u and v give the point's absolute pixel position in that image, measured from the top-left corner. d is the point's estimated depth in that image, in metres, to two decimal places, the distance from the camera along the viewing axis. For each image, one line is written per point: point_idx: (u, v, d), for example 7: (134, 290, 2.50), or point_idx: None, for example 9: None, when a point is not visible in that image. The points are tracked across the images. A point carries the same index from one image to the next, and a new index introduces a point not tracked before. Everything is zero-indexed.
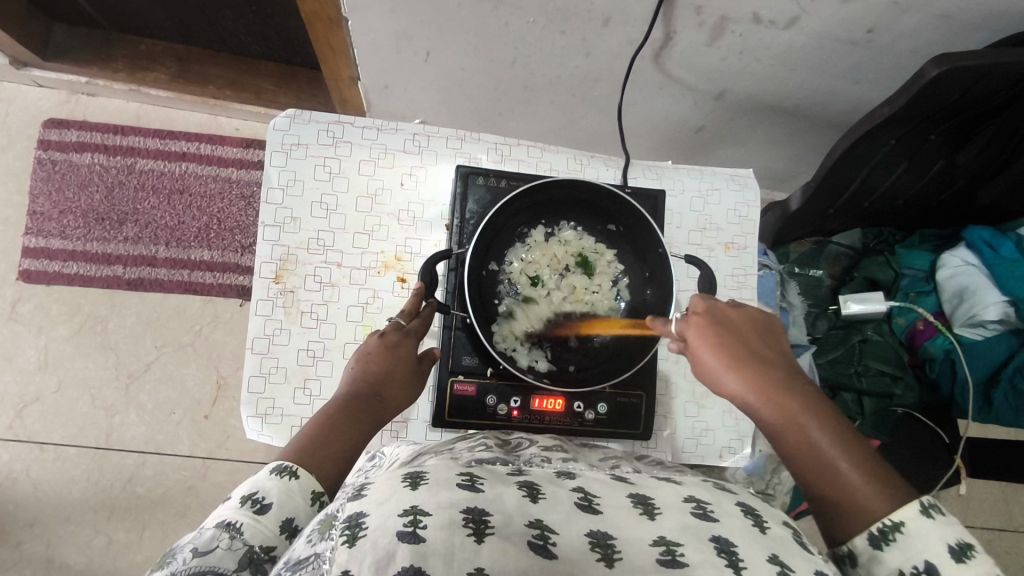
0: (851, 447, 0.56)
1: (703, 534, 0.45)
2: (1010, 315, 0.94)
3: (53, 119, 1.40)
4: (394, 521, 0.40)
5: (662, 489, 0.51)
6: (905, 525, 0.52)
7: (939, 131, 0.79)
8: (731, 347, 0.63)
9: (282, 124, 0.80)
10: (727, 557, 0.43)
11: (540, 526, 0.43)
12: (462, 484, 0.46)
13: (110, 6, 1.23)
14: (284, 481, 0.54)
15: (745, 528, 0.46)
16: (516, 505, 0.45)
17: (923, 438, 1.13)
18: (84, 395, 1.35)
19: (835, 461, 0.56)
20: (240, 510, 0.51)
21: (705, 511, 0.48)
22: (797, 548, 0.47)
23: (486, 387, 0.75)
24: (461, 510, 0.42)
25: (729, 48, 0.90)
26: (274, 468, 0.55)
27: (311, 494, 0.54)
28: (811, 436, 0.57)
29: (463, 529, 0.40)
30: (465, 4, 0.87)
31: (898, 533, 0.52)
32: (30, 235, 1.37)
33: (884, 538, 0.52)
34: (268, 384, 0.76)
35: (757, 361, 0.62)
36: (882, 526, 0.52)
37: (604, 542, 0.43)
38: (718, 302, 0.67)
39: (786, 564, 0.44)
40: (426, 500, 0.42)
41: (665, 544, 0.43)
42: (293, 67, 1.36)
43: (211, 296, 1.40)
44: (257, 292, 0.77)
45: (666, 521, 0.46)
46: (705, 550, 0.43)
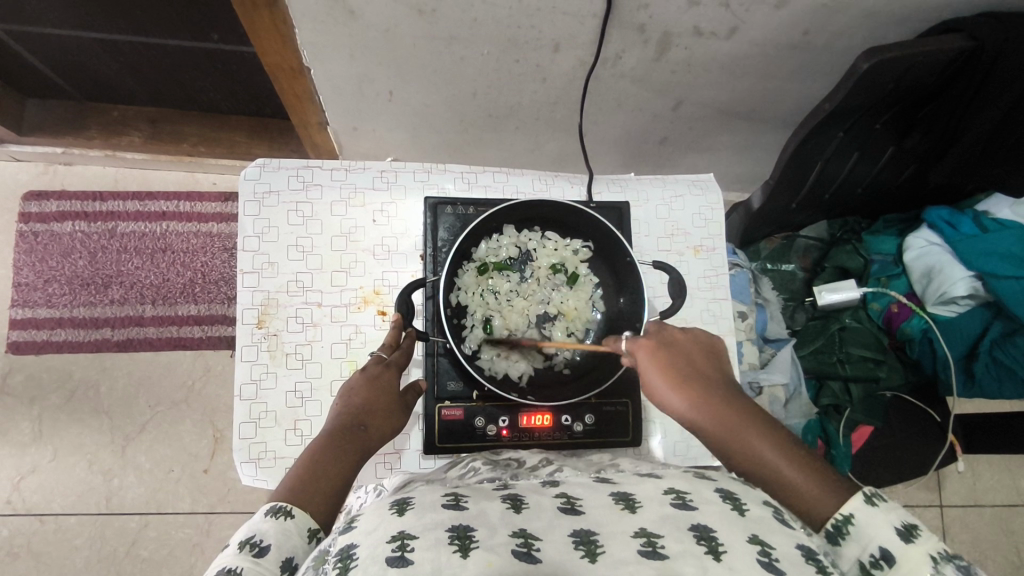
0: (790, 454, 0.57)
1: (683, 523, 0.46)
2: (978, 289, 0.96)
3: (32, 192, 1.42)
4: (385, 548, 0.42)
5: (644, 484, 0.53)
6: (855, 517, 0.54)
7: (883, 120, 0.83)
8: (682, 370, 0.64)
9: (253, 173, 0.82)
10: (706, 542, 0.44)
11: (524, 535, 0.45)
12: (446, 505, 0.49)
13: (82, 77, 1.26)
14: (279, 520, 0.55)
15: (722, 513, 0.48)
16: (499, 518, 0.47)
17: (916, 419, 1.14)
18: (80, 461, 1.34)
19: (784, 474, 0.56)
20: (239, 555, 0.52)
21: (683, 500, 0.50)
22: (778, 526, 0.48)
23: (473, 409, 0.76)
24: (447, 529, 0.45)
25: (676, 61, 0.94)
26: (268, 509, 0.56)
27: (307, 531, 0.56)
28: (761, 456, 0.58)
29: (450, 546, 0.42)
30: (420, 43, 0.91)
31: (850, 525, 0.54)
32: (17, 307, 1.39)
33: (839, 534, 0.54)
34: (259, 428, 0.77)
35: (698, 386, 0.63)
36: (835, 521, 0.54)
37: (588, 539, 0.45)
38: (669, 328, 0.68)
39: (765, 541, 0.46)
40: (413, 524, 0.45)
41: (646, 535, 0.45)
42: (264, 119, 1.39)
43: (201, 350, 1.41)
44: (241, 339, 0.79)
45: (646, 513, 0.48)
46: (683, 538, 0.45)
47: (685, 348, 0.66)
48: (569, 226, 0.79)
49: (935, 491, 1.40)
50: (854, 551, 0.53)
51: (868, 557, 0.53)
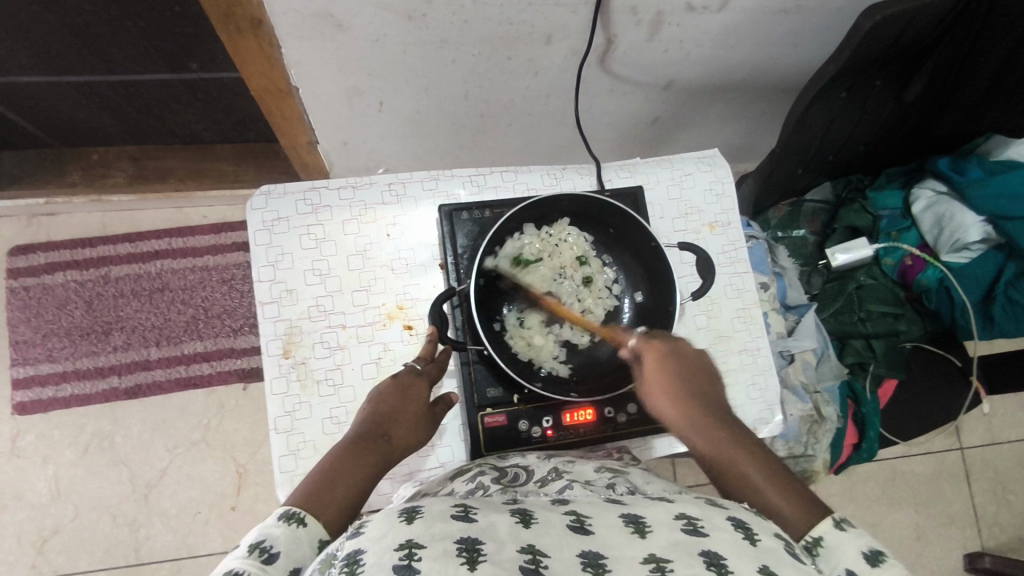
0: (772, 475, 0.58)
1: (692, 549, 0.45)
2: (990, 233, 0.98)
3: (18, 246, 1.38)
4: (390, 556, 0.41)
5: (654, 507, 0.51)
6: (824, 539, 0.53)
7: (883, 77, 0.83)
8: (680, 388, 0.67)
9: (260, 202, 0.80)
10: (716, 569, 0.43)
11: (533, 551, 0.44)
12: (456, 516, 0.47)
13: (57, 124, 1.23)
14: (292, 527, 0.53)
15: (735, 542, 0.47)
16: (509, 532, 0.46)
17: (938, 366, 1.16)
18: (104, 515, 1.31)
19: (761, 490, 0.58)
20: (247, 559, 0.49)
21: (695, 526, 0.48)
22: (787, 557, 0.48)
23: (516, 413, 0.75)
24: (456, 540, 0.43)
25: (668, 40, 0.93)
26: (282, 514, 0.54)
27: (318, 542, 0.54)
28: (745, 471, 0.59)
29: (457, 558, 0.42)
30: (410, 50, 0.89)
31: (820, 545, 0.53)
32: (17, 366, 1.35)
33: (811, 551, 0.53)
34: (300, 460, 0.75)
35: (694, 402, 0.66)
36: (806, 541, 0.54)
37: (597, 561, 0.44)
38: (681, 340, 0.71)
39: (776, 574, 0.45)
40: (421, 533, 0.43)
41: (656, 561, 0.44)
42: (249, 144, 1.36)
43: (213, 386, 1.38)
44: (269, 372, 0.77)
45: (657, 539, 0.47)
46: (694, 564, 0.44)
47: (688, 361, 0.69)
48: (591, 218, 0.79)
49: (957, 435, 1.42)
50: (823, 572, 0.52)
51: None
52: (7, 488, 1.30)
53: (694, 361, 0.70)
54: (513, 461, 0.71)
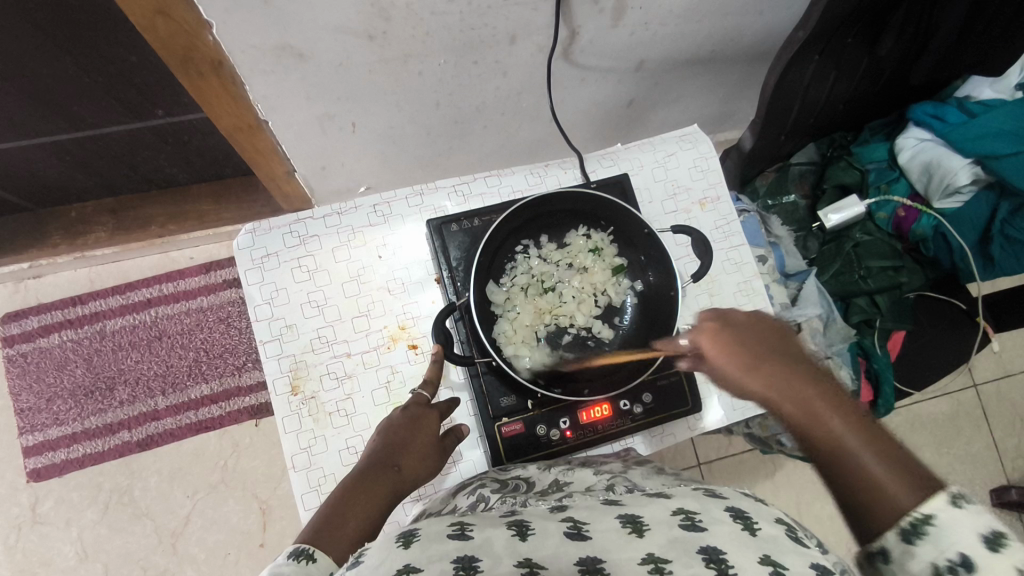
0: (870, 437, 0.53)
1: (691, 547, 0.46)
2: (981, 174, 0.96)
3: (8, 313, 1.37)
4: None
5: (652, 505, 0.52)
6: (936, 517, 0.47)
7: (854, 33, 0.81)
8: (748, 349, 0.62)
9: (246, 241, 0.79)
10: (716, 565, 0.43)
11: (529, 564, 0.44)
12: (451, 535, 0.47)
13: (29, 186, 1.21)
14: (302, 564, 0.50)
15: (734, 533, 0.48)
16: (505, 546, 0.46)
17: (944, 311, 1.15)
18: (134, 570, 1.31)
19: (854, 452, 0.52)
20: None
21: (693, 521, 0.49)
22: (788, 543, 0.48)
23: (532, 419, 0.75)
24: (452, 561, 0.44)
25: (633, 24, 0.92)
26: (289, 552, 0.50)
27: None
28: (830, 426, 0.54)
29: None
30: (375, 68, 0.88)
31: (930, 525, 0.47)
32: (25, 434, 1.33)
33: (915, 532, 0.47)
34: (322, 495, 0.75)
35: (774, 362, 0.60)
36: (911, 518, 0.47)
37: (594, 566, 0.44)
38: (730, 311, 0.66)
39: (778, 562, 0.45)
40: (418, 557, 0.43)
41: (654, 561, 0.44)
42: (225, 180, 1.33)
43: (225, 427, 1.38)
44: (279, 411, 0.76)
45: (655, 537, 0.47)
46: (692, 562, 0.44)
47: (757, 333, 0.63)
48: (584, 213, 0.78)
49: (968, 374, 1.43)
50: (929, 553, 0.46)
51: (945, 562, 0.46)
52: (34, 556, 1.30)
53: (758, 328, 0.63)
54: (536, 471, 0.71)
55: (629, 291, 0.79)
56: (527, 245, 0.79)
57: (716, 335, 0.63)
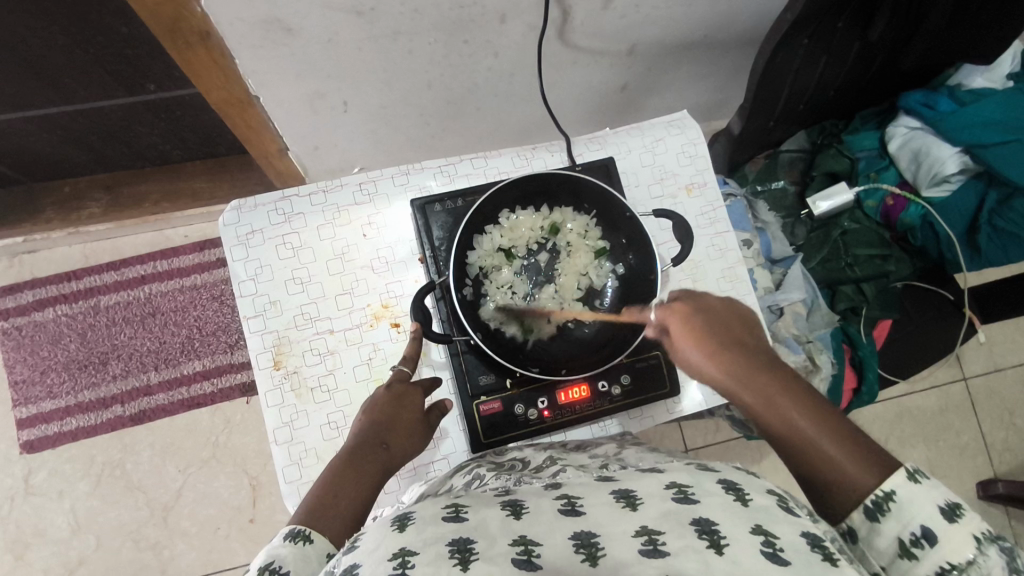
0: (821, 421, 0.56)
1: (684, 518, 0.46)
2: (968, 163, 0.97)
3: (4, 287, 1.38)
4: (385, 567, 0.41)
5: (645, 479, 0.52)
6: (895, 494, 0.52)
7: (844, 17, 0.81)
8: (716, 339, 0.64)
9: (232, 217, 0.80)
10: (708, 536, 0.44)
11: (524, 543, 0.44)
12: (447, 517, 0.47)
13: (24, 159, 1.21)
14: (298, 545, 0.53)
15: (726, 504, 0.48)
16: (499, 527, 0.46)
17: (930, 302, 1.15)
18: (126, 542, 1.33)
19: (813, 437, 0.55)
20: None
21: (686, 494, 0.49)
22: (781, 513, 0.48)
23: (511, 398, 0.76)
24: (448, 542, 0.44)
25: (624, 6, 0.92)
26: (287, 532, 0.53)
27: (327, 556, 0.54)
28: (789, 414, 0.57)
29: (449, 560, 0.42)
30: (364, 46, 0.88)
31: (890, 501, 0.52)
32: (20, 406, 1.35)
33: (879, 510, 0.52)
34: (304, 468, 0.76)
35: (739, 354, 0.62)
36: (875, 497, 0.52)
37: (589, 541, 0.44)
38: (704, 295, 0.68)
39: (770, 531, 0.45)
40: (414, 540, 0.43)
41: (648, 533, 0.44)
42: (219, 158, 1.34)
43: (217, 403, 1.39)
44: (262, 384, 0.77)
45: (648, 510, 0.47)
46: (685, 534, 0.44)
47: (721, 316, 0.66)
48: (567, 196, 0.78)
49: (958, 366, 1.43)
50: (893, 529, 0.51)
51: (909, 536, 0.51)
52: (27, 526, 1.32)
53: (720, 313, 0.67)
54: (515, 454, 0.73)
55: (609, 273, 0.79)
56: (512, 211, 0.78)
57: (683, 319, 0.65)
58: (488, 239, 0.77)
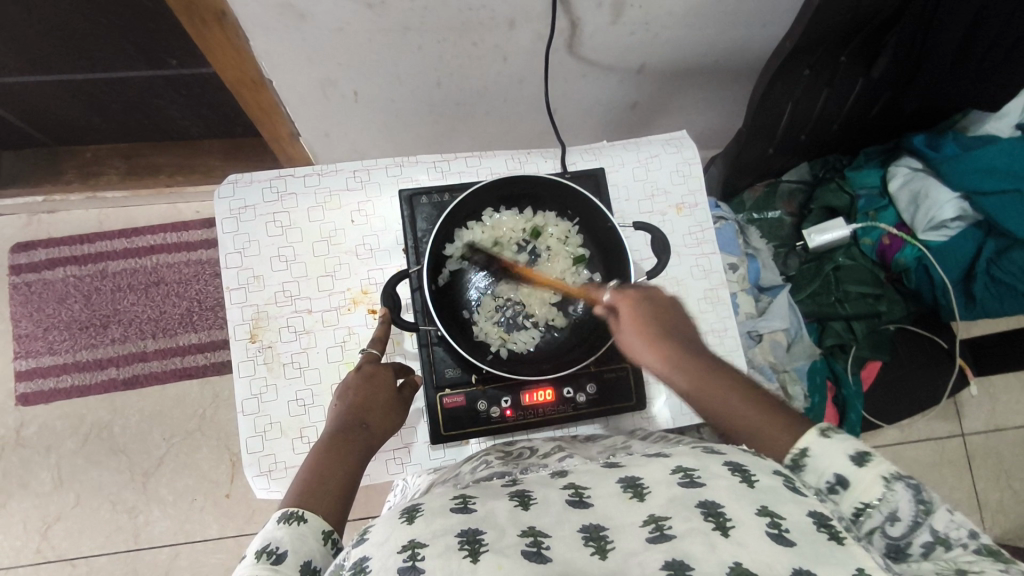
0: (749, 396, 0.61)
1: (690, 502, 0.46)
2: (967, 210, 0.97)
3: (20, 243, 1.43)
4: (395, 559, 0.42)
5: (650, 465, 0.51)
6: (810, 449, 0.56)
7: (847, 53, 0.82)
8: (650, 324, 0.67)
9: (226, 191, 0.82)
10: (714, 519, 0.44)
11: (533, 534, 0.45)
12: (454, 508, 0.47)
13: (50, 122, 1.26)
14: (292, 525, 0.55)
15: (732, 485, 0.47)
16: (508, 517, 0.46)
17: (923, 348, 1.13)
18: (104, 502, 1.35)
19: (739, 411, 0.60)
20: (257, 565, 0.51)
21: (691, 478, 0.48)
22: (788, 493, 0.47)
23: (474, 394, 0.77)
24: (456, 534, 0.44)
25: (633, 22, 0.93)
26: (280, 516, 0.56)
27: (322, 534, 0.56)
28: (722, 392, 0.61)
29: (459, 552, 0.42)
30: (374, 38, 0.90)
31: (806, 457, 0.56)
32: (20, 358, 1.40)
33: (798, 465, 0.56)
34: (267, 441, 0.78)
35: (671, 336, 0.66)
36: (793, 456, 0.56)
37: (597, 534, 0.44)
38: (653, 288, 0.70)
39: (775, 512, 0.45)
40: (423, 531, 0.44)
41: (655, 521, 0.45)
42: (236, 139, 1.37)
43: (207, 377, 1.42)
44: (237, 355, 0.79)
45: (655, 499, 0.47)
46: (691, 516, 0.44)
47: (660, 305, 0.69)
48: (551, 201, 0.79)
49: (956, 421, 1.39)
50: (812, 480, 0.55)
51: (825, 485, 0.55)
52: (12, 476, 1.35)
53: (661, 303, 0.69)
54: (480, 449, 0.74)
55: (586, 283, 0.80)
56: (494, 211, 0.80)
57: (632, 305, 0.68)
58: (470, 235, 0.78)
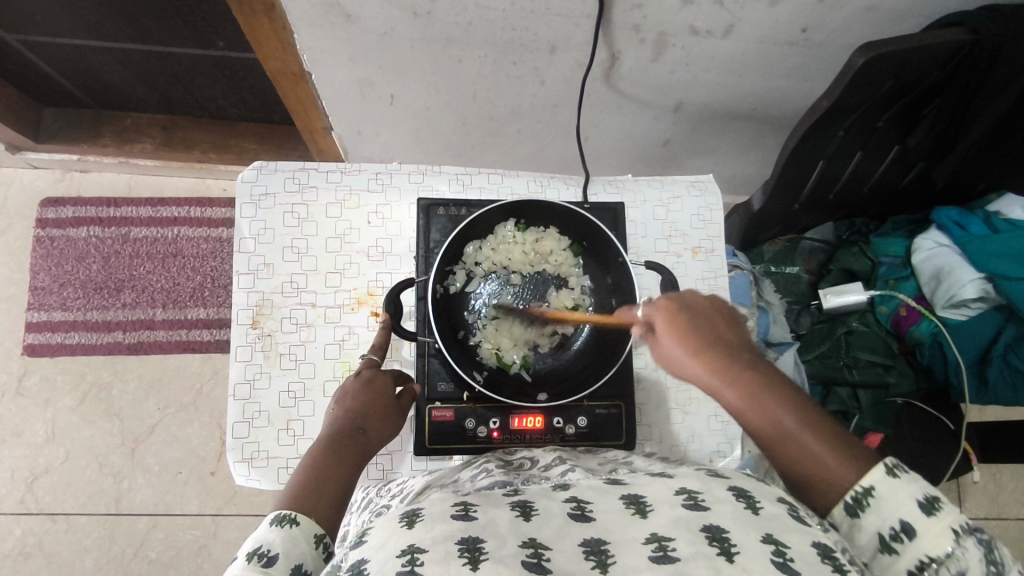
0: (809, 421, 0.55)
1: (694, 525, 0.45)
2: (988, 292, 0.95)
3: (50, 198, 1.46)
4: (394, 562, 0.41)
5: (654, 484, 0.51)
6: (875, 490, 0.53)
7: (886, 117, 0.81)
8: (703, 335, 0.60)
9: (250, 176, 0.83)
10: (718, 544, 0.43)
11: (533, 545, 0.44)
12: (455, 515, 0.46)
13: (95, 86, 1.29)
14: (284, 528, 0.54)
15: (737, 512, 0.46)
16: (509, 527, 0.45)
17: (927, 424, 1.11)
18: (92, 462, 1.37)
19: (799, 435, 0.55)
20: (247, 567, 0.50)
21: (695, 501, 0.48)
22: (792, 521, 0.46)
23: (463, 411, 0.76)
24: (457, 541, 0.43)
25: (674, 62, 0.93)
26: (273, 518, 0.55)
27: (314, 537, 0.56)
28: (779, 417, 0.55)
29: (459, 559, 0.41)
30: (416, 46, 0.91)
31: (870, 498, 0.53)
32: (33, 310, 1.42)
33: (858, 506, 0.53)
34: (253, 428, 0.78)
35: (725, 348, 0.59)
36: (855, 493, 0.53)
37: (599, 548, 0.44)
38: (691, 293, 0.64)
39: (780, 541, 0.44)
40: (423, 537, 0.43)
41: (658, 540, 0.44)
42: (272, 125, 1.40)
43: (210, 353, 1.43)
44: (236, 339, 0.80)
45: (658, 518, 0.46)
46: (696, 540, 0.43)
47: (704, 308, 0.62)
48: (566, 230, 0.79)
49: (956, 503, 1.33)
50: (874, 524, 0.52)
51: (889, 530, 0.52)
52: (8, 423, 1.37)
53: (712, 312, 0.62)
54: (473, 457, 0.73)
55: (589, 292, 0.80)
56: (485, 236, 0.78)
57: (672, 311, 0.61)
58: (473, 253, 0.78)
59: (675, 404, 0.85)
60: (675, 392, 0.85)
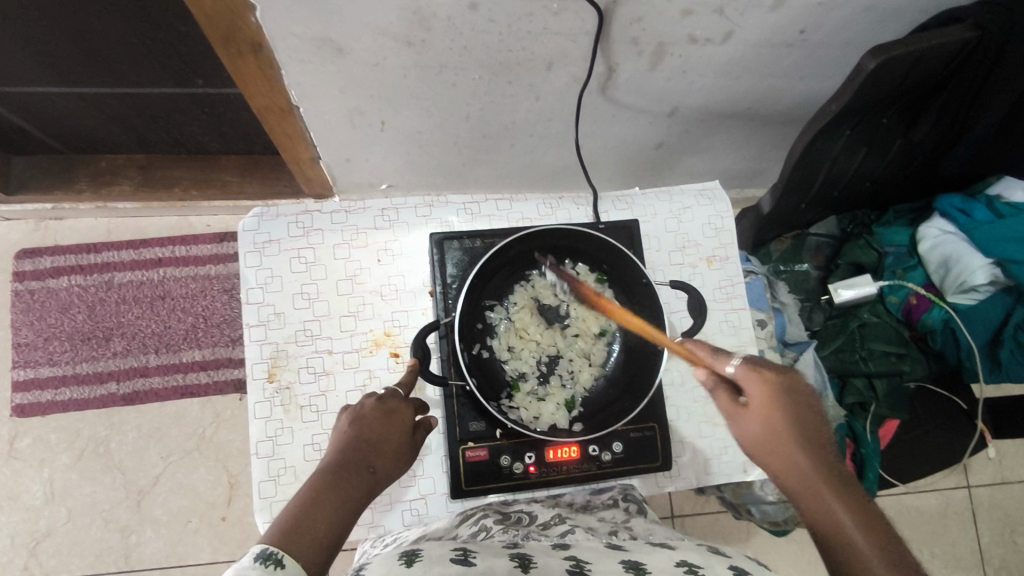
0: (860, 514, 0.55)
1: None
2: (998, 276, 0.97)
3: (26, 249, 1.40)
4: None
5: (657, 554, 0.54)
6: None
7: (891, 113, 0.81)
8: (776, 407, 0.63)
9: (251, 223, 0.80)
10: None
11: None
12: (456, 560, 0.50)
13: (65, 131, 1.24)
14: (268, 568, 0.47)
15: None
16: (509, 575, 0.48)
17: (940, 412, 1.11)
18: (96, 519, 1.32)
19: (844, 526, 0.54)
20: None
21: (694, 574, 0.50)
22: None
23: (498, 448, 0.74)
24: None
25: (672, 70, 0.92)
26: (256, 554, 0.48)
27: None
28: (827, 501, 0.56)
29: None
30: (410, 73, 0.89)
31: None
32: (18, 368, 1.36)
33: None
34: (279, 486, 0.75)
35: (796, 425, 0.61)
36: None
37: None
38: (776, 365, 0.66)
39: None
40: None
41: None
42: (254, 156, 1.35)
43: (210, 396, 1.39)
44: (252, 395, 0.77)
45: None
46: None
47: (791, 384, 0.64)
48: (585, 254, 0.77)
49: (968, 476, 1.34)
50: None
51: None
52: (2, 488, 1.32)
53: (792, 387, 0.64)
54: (478, 507, 0.75)
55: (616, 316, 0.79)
56: (522, 279, 0.78)
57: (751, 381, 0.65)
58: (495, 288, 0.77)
59: (704, 418, 0.84)
60: (702, 406, 0.85)
